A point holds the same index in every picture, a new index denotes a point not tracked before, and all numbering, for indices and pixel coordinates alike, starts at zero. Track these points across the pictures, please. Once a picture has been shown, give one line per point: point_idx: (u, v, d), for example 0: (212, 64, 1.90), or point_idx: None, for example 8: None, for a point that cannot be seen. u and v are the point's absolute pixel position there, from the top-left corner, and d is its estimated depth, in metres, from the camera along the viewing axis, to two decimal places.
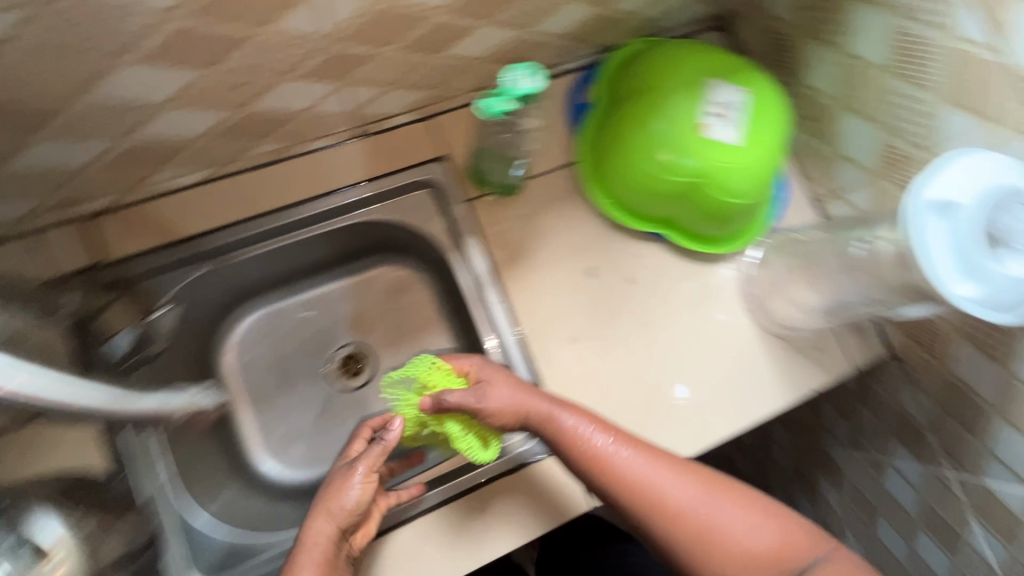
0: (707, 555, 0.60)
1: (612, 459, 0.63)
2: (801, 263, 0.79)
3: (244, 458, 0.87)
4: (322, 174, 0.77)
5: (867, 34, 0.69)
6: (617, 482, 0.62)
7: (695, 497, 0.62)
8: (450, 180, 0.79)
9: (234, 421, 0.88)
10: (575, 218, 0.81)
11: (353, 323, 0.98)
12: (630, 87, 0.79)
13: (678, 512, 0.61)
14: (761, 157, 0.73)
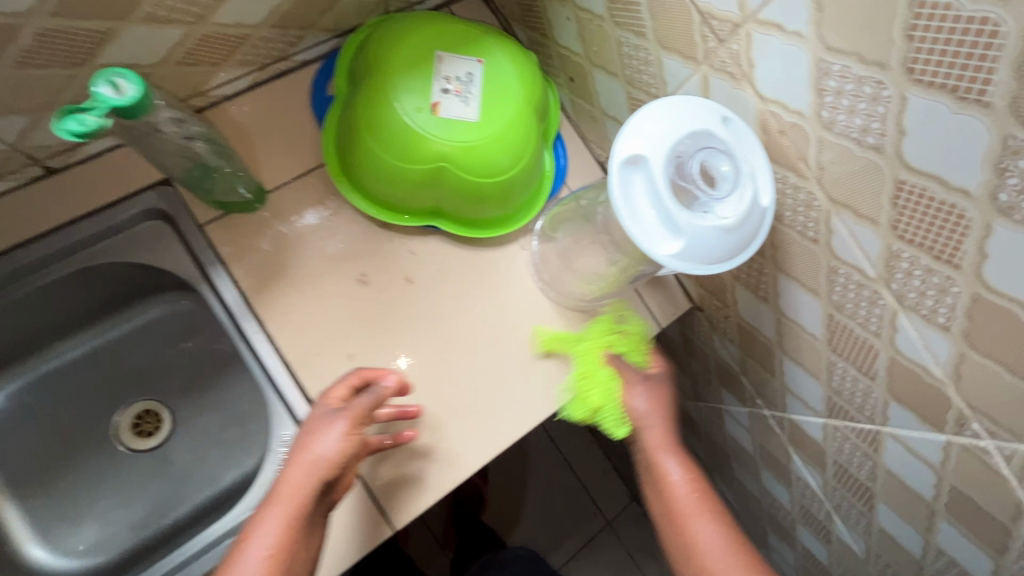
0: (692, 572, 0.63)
1: (682, 493, 0.65)
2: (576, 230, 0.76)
3: (15, 554, 0.76)
4: (11, 223, 0.66)
5: None
6: (677, 528, 0.64)
7: (718, 544, 0.62)
8: (178, 205, 0.71)
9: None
10: (335, 223, 0.74)
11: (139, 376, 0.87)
12: (361, 70, 0.71)
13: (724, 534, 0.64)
14: (503, 129, 0.68)
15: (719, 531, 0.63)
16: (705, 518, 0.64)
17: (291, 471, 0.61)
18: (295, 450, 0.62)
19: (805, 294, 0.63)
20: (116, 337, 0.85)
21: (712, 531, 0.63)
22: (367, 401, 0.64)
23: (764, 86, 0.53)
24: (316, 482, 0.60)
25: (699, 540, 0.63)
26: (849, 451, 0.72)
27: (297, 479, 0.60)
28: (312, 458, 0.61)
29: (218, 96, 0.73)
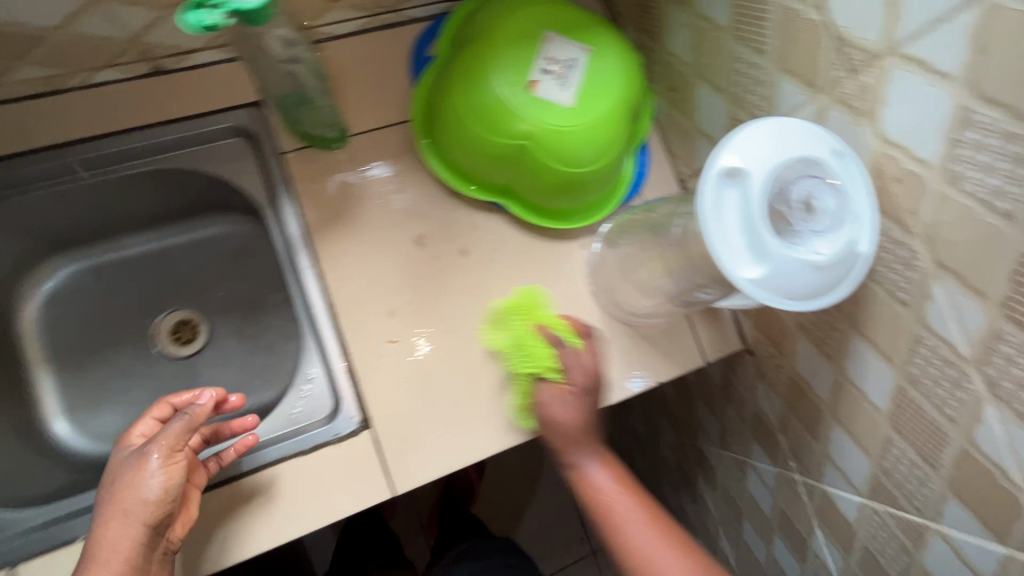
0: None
1: (602, 494, 0.67)
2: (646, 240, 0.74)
3: (37, 423, 0.79)
4: (112, 110, 0.69)
5: None
6: (613, 527, 0.65)
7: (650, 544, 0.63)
8: (263, 127, 0.72)
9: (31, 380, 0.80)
10: (406, 179, 0.74)
11: (187, 286, 0.89)
12: (466, 36, 0.70)
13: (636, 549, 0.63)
14: (593, 123, 0.66)
15: (656, 537, 0.64)
16: (646, 526, 0.64)
17: (118, 525, 0.56)
18: (104, 508, 0.57)
19: (877, 359, 0.58)
20: (171, 245, 0.88)
21: (647, 537, 0.63)
22: (178, 432, 0.60)
23: (890, 126, 0.49)
24: (138, 530, 0.56)
25: (630, 536, 0.64)
26: (884, 539, 0.66)
27: (127, 532, 0.56)
28: (130, 505, 0.56)
29: (325, 33, 0.74)
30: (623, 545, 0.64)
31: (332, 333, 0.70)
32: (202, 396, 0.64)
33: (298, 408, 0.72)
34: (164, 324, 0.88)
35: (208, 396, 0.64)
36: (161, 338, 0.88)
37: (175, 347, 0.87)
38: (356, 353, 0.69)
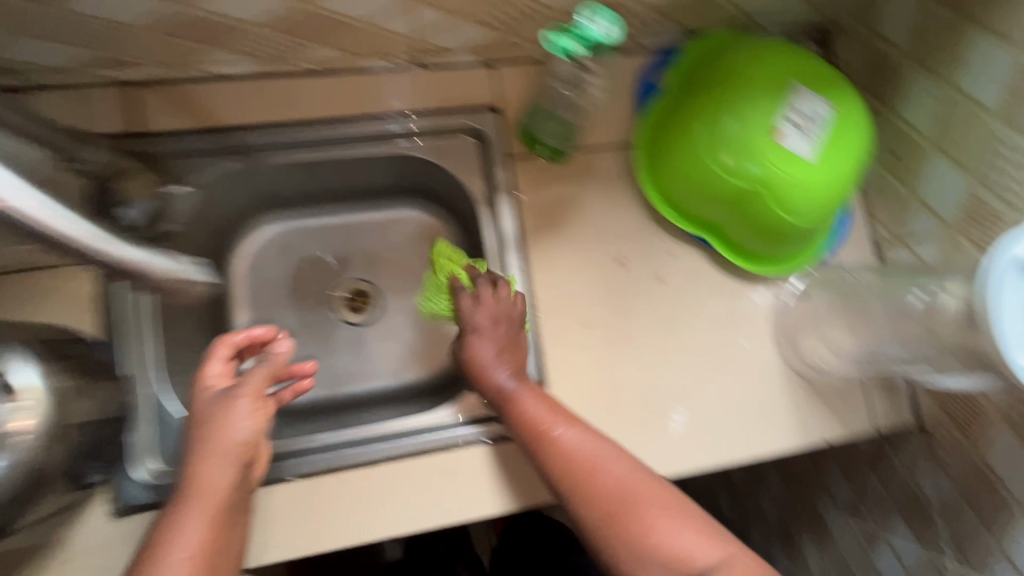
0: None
1: (566, 447, 0.63)
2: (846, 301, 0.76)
3: None
4: (371, 97, 0.73)
5: (977, 70, 0.63)
6: (583, 474, 0.62)
7: (631, 487, 0.61)
8: (497, 132, 0.75)
9: (230, 324, 0.87)
10: (616, 200, 0.77)
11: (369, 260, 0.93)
12: (707, 76, 0.73)
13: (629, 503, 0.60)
14: (827, 180, 0.68)
15: (627, 471, 0.62)
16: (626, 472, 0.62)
17: (204, 476, 0.56)
18: (200, 446, 0.57)
19: None
20: (362, 219, 0.92)
21: (624, 475, 0.62)
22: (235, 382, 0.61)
23: None
24: (231, 471, 0.57)
25: (611, 481, 0.61)
26: None
27: (215, 478, 0.56)
28: (222, 452, 0.57)
29: None
30: (612, 506, 0.61)
31: (529, 335, 0.73)
32: (236, 338, 0.64)
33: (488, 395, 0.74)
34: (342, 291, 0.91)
35: (243, 338, 0.64)
36: (338, 304, 0.91)
37: (352, 314, 0.90)
38: (550, 357, 0.73)
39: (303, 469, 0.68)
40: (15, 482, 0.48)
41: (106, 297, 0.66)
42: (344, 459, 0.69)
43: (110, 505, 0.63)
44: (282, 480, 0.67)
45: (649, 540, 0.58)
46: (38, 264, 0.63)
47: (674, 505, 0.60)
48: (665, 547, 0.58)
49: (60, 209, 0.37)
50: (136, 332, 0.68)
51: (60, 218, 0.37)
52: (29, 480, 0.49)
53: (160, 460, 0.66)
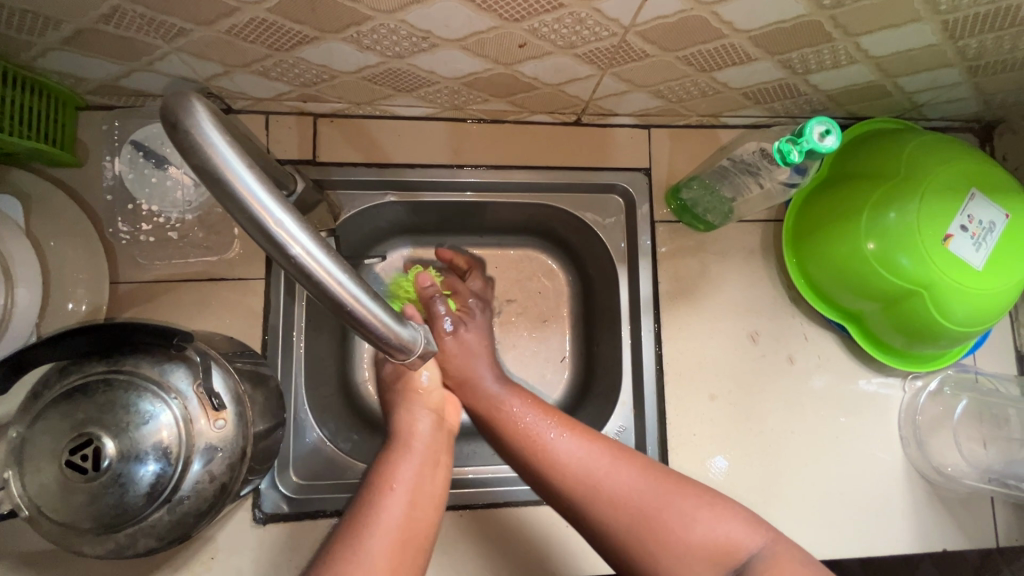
0: (631, 529, 0.52)
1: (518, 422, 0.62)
2: (981, 412, 0.77)
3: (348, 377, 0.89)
4: (530, 147, 0.76)
5: None
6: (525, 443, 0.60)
7: (585, 457, 0.57)
8: (645, 194, 0.77)
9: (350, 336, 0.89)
10: (753, 277, 0.78)
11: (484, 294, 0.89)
12: (869, 165, 0.71)
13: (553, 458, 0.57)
14: (990, 292, 0.66)
15: (580, 445, 0.58)
16: (566, 433, 0.59)
17: (399, 475, 0.55)
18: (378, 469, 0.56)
19: None
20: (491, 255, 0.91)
21: (574, 446, 0.58)
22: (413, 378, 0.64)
23: None
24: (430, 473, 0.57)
25: (553, 447, 0.58)
26: None
27: (409, 477, 0.55)
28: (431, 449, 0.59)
29: (726, 123, 0.77)
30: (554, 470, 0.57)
31: (655, 402, 0.74)
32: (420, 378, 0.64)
33: None
34: None
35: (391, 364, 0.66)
36: None
37: None
38: (673, 426, 0.74)
39: None
40: (210, 494, 0.51)
41: (270, 311, 0.69)
42: (464, 498, 0.71)
43: (252, 513, 0.67)
44: None
45: (587, 492, 0.55)
46: (220, 276, 0.68)
47: (629, 459, 0.57)
48: (619, 492, 0.54)
49: (332, 256, 0.33)
50: (291, 347, 0.71)
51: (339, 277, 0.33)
52: (220, 494, 0.52)
53: (299, 475, 0.70)
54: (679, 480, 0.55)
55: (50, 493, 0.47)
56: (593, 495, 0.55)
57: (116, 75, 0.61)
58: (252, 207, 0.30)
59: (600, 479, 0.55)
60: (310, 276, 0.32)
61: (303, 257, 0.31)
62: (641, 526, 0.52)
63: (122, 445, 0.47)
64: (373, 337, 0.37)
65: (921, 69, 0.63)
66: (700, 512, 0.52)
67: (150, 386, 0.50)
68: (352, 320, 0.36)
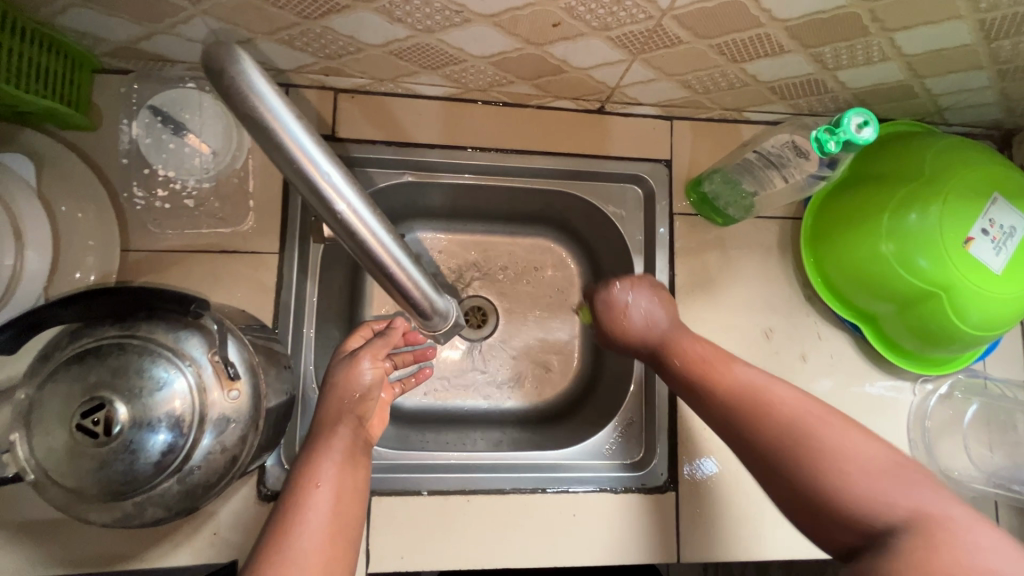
0: (869, 502, 0.47)
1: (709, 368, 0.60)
2: (990, 418, 0.77)
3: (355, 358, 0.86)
4: (551, 133, 0.75)
5: None
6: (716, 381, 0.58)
7: (815, 413, 0.53)
8: (665, 186, 0.76)
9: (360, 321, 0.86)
10: (769, 274, 0.77)
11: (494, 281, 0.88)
12: (891, 165, 0.71)
13: (792, 416, 0.53)
14: (1009, 296, 0.66)
15: (806, 401, 0.54)
16: (793, 391, 0.55)
17: (317, 480, 0.49)
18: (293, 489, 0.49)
19: None
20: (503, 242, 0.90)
21: (798, 403, 0.54)
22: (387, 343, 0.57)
23: None
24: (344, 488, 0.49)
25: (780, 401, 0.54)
26: None
27: (332, 485, 0.49)
28: (348, 453, 0.51)
29: (749, 118, 0.76)
30: (767, 413, 0.54)
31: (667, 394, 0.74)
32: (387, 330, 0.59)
33: (614, 442, 0.76)
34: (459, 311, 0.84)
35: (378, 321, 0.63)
36: None
37: (472, 333, 0.84)
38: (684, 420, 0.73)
39: (431, 483, 0.70)
40: (220, 466, 0.50)
41: (283, 287, 0.68)
42: (472, 482, 0.70)
43: (258, 489, 0.65)
44: (419, 494, 0.69)
45: (812, 455, 0.50)
46: (234, 248, 0.67)
47: (862, 428, 0.52)
48: (865, 460, 0.49)
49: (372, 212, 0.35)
50: (302, 323, 0.71)
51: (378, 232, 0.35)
52: (230, 466, 0.51)
53: None
54: (899, 451, 0.50)
55: (57, 457, 0.45)
56: (775, 417, 0.53)
57: (136, 36, 0.60)
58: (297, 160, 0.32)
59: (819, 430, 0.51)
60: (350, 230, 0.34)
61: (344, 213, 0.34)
62: (800, 441, 0.51)
63: (133, 411, 0.46)
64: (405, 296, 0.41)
65: (950, 71, 0.63)
66: (915, 488, 0.46)
67: (165, 353, 0.48)
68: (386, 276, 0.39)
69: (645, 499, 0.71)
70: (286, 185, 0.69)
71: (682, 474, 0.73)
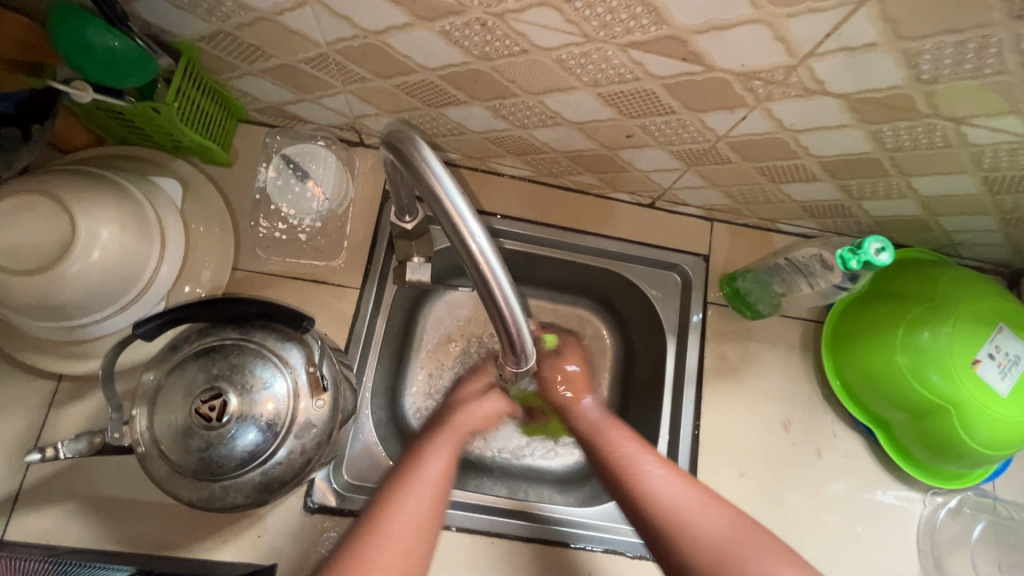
0: None
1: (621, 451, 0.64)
2: (998, 537, 0.80)
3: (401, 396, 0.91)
4: (606, 218, 0.86)
5: None
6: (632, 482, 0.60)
7: (676, 494, 0.58)
8: (702, 277, 0.85)
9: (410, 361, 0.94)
10: (791, 369, 0.84)
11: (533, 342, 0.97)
12: (909, 286, 0.79)
13: (649, 498, 0.59)
14: (1017, 418, 0.71)
15: (672, 482, 0.59)
16: (664, 471, 0.61)
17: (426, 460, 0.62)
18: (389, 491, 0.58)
19: None
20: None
21: (666, 482, 0.59)
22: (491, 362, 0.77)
23: None
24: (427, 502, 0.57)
25: (649, 481, 0.60)
26: None
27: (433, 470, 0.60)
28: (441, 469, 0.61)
29: (782, 229, 0.86)
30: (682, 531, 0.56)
31: (688, 469, 0.79)
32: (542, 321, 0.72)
33: None
34: None
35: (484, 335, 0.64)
36: None
37: None
38: None
39: (458, 519, 0.75)
40: (295, 466, 0.57)
41: (359, 319, 0.78)
42: (497, 526, 0.75)
43: (304, 500, 0.71)
44: (448, 529, 0.74)
45: (681, 537, 0.55)
46: (323, 280, 0.77)
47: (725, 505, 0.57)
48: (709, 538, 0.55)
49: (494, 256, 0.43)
50: (370, 354, 0.80)
51: (497, 272, 0.44)
52: (304, 467, 0.58)
53: (349, 474, 0.76)
54: (769, 537, 0.55)
55: (173, 433, 0.54)
56: (684, 538, 0.55)
57: (286, 101, 0.74)
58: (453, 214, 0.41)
59: (692, 519, 0.56)
60: (479, 266, 0.43)
61: (477, 252, 0.43)
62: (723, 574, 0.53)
63: (242, 403, 0.54)
64: (508, 340, 0.49)
65: (962, 212, 0.73)
66: None
67: (273, 358, 0.57)
68: (493, 312, 0.46)
69: (651, 568, 0.76)
70: (376, 233, 0.80)
71: None
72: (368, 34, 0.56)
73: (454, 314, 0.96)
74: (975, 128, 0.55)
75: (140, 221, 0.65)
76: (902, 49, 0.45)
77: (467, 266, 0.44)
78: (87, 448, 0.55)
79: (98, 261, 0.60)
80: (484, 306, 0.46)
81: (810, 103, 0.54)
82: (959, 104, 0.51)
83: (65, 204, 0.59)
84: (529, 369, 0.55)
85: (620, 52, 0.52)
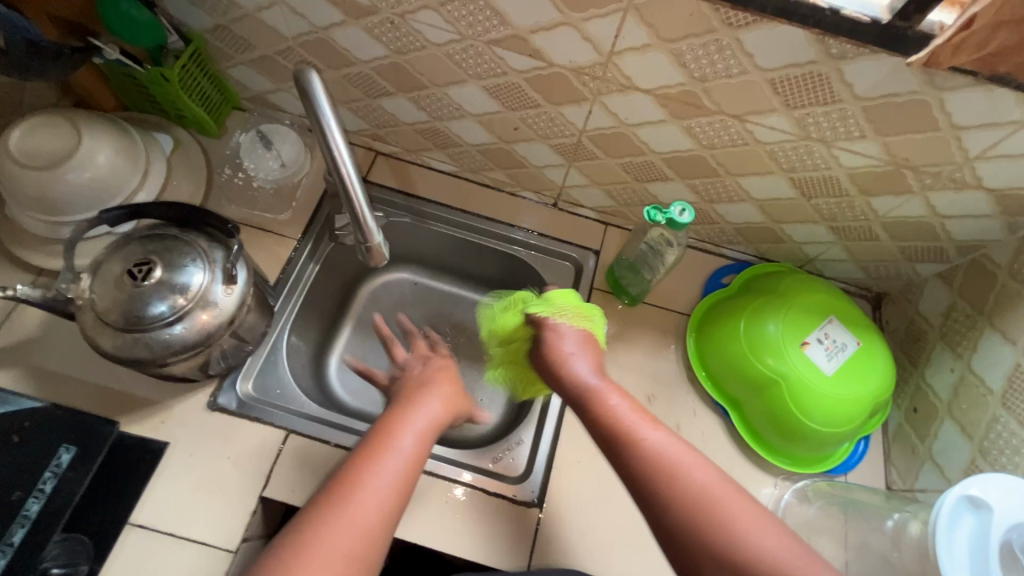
0: None
1: (658, 449, 0.58)
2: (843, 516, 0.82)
3: (325, 349, 1.04)
4: (518, 212, 1.02)
5: (948, 368, 0.82)
6: (670, 480, 0.55)
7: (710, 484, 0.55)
8: (592, 267, 0.99)
9: (339, 325, 1.07)
10: (662, 353, 0.94)
11: (453, 324, 1.11)
12: (760, 287, 0.92)
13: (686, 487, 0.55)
14: (842, 396, 0.80)
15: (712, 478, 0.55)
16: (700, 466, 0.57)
17: (368, 480, 0.57)
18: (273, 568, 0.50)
19: None
20: (467, 293, 1.12)
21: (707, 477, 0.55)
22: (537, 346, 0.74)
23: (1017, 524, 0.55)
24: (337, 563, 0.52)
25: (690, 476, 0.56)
26: None
27: (391, 471, 0.59)
28: (361, 523, 0.54)
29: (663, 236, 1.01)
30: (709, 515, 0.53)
31: (555, 422, 0.88)
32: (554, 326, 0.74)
33: (502, 454, 0.88)
34: (424, 341, 1.09)
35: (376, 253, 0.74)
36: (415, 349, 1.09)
37: None
38: (562, 448, 0.85)
39: (339, 438, 0.83)
40: (196, 335, 0.70)
41: (290, 264, 0.94)
42: None
43: (209, 398, 0.82)
44: (327, 443, 0.82)
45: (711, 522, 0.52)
46: (270, 229, 0.95)
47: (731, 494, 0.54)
48: (734, 525, 0.52)
49: (349, 157, 0.63)
50: (293, 296, 0.95)
51: (350, 168, 0.64)
52: (205, 339, 0.71)
53: (253, 388, 0.87)
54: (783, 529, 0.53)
55: (107, 289, 0.68)
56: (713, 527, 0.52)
57: (267, 90, 0.96)
58: (323, 120, 0.60)
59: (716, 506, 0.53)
60: (337, 161, 0.63)
61: (337, 153, 0.62)
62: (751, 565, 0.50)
63: (165, 275, 0.69)
64: (352, 210, 0.68)
65: (796, 220, 0.87)
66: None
67: (199, 250, 0.72)
68: (346, 198, 0.67)
69: (509, 507, 0.80)
70: (320, 200, 0.98)
71: (550, 493, 0.82)
72: (319, 30, 0.78)
73: (387, 291, 1.12)
74: (757, 125, 0.71)
75: (132, 154, 0.84)
76: (670, 49, 0.64)
77: (333, 167, 0.64)
78: (38, 296, 0.69)
79: (89, 169, 0.78)
80: (340, 194, 0.66)
81: (631, 98, 0.72)
82: (733, 102, 0.68)
83: (79, 128, 0.79)
84: (377, 255, 0.75)
85: (487, 48, 0.72)
